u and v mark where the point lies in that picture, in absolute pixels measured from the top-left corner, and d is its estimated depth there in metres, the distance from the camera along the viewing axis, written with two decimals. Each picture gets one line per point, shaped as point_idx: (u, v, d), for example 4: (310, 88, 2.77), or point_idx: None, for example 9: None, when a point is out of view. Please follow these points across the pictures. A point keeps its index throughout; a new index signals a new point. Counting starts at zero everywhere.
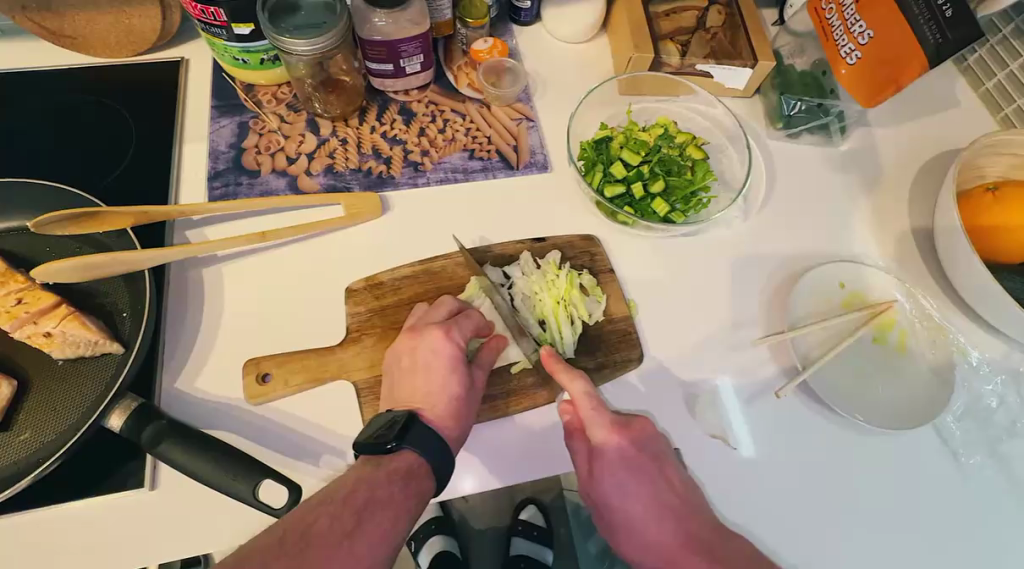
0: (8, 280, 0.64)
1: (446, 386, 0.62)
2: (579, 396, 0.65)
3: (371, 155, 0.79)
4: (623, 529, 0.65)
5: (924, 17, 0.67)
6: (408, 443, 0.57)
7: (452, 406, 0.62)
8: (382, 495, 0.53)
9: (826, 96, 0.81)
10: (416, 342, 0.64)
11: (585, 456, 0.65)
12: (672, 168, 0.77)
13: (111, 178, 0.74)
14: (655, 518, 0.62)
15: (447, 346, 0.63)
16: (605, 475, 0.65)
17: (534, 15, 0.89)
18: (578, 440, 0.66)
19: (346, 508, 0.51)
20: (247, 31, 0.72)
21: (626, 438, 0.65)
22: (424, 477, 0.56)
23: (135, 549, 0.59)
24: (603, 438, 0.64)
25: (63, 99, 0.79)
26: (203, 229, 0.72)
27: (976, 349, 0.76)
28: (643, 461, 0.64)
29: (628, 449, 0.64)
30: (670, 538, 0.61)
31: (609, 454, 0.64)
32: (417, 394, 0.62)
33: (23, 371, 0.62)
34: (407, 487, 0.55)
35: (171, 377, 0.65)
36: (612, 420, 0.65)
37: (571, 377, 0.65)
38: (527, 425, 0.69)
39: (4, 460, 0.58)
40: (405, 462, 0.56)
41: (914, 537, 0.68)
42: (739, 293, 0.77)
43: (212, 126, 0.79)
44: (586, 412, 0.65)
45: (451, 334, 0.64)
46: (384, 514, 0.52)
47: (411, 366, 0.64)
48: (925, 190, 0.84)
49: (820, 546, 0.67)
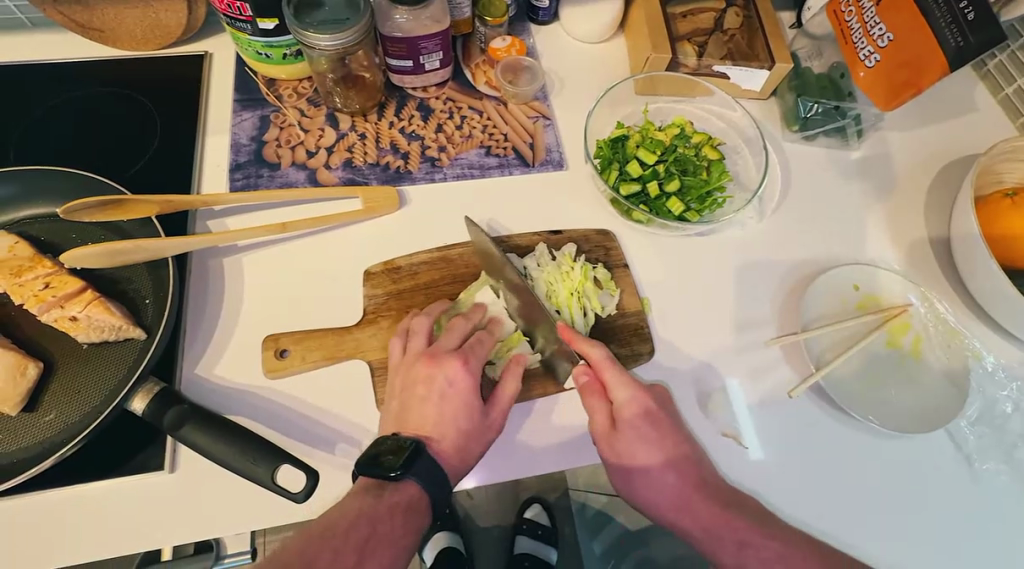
0: (36, 265, 0.65)
1: (458, 420, 0.62)
2: (600, 360, 0.65)
3: (389, 150, 0.80)
4: (637, 486, 0.65)
5: (945, 20, 0.67)
6: (411, 475, 0.57)
7: (460, 439, 0.62)
8: (383, 530, 0.54)
9: (843, 98, 0.81)
10: (434, 369, 0.63)
11: (605, 417, 0.65)
12: (687, 168, 0.78)
13: (136, 168, 0.76)
14: (673, 471, 0.64)
15: (463, 376, 0.64)
16: (626, 434, 0.64)
17: (552, 14, 0.90)
18: (596, 401, 0.66)
19: (348, 543, 0.53)
20: (271, 26, 0.74)
21: (647, 396, 0.65)
22: (423, 510, 0.58)
23: (153, 531, 0.60)
24: (625, 397, 0.64)
25: (89, 90, 0.81)
26: (224, 219, 0.74)
27: (992, 354, 0.75)
28: (663, 418, 0.65)
29: (649, 406, 0.65)
30: (686, 485, 0.63)
31: (631, 415, 0.64)
32: (427, 422, 0.62)
33: (49, 353, 0.64)
34: (407, 521, 0.56)
35: (191, 363, 0.67)
36: (632, 379, 0.65)
37: (591, 344, 0.65)
38: (529, 422, 0.69)
39: (29, 439, 0.60)
40: (405, 496, 0.57)
41: (926, 544, 0.68)
42: (750, 293, 0.77)
43: (234, 119, 0.80)
44: (608, 373, 0.65)
45: (468, 363, 0.65)
46: (382, 551, 0.54)
47: (425, 394, 0.63)
48: (941, 196, 0.84)
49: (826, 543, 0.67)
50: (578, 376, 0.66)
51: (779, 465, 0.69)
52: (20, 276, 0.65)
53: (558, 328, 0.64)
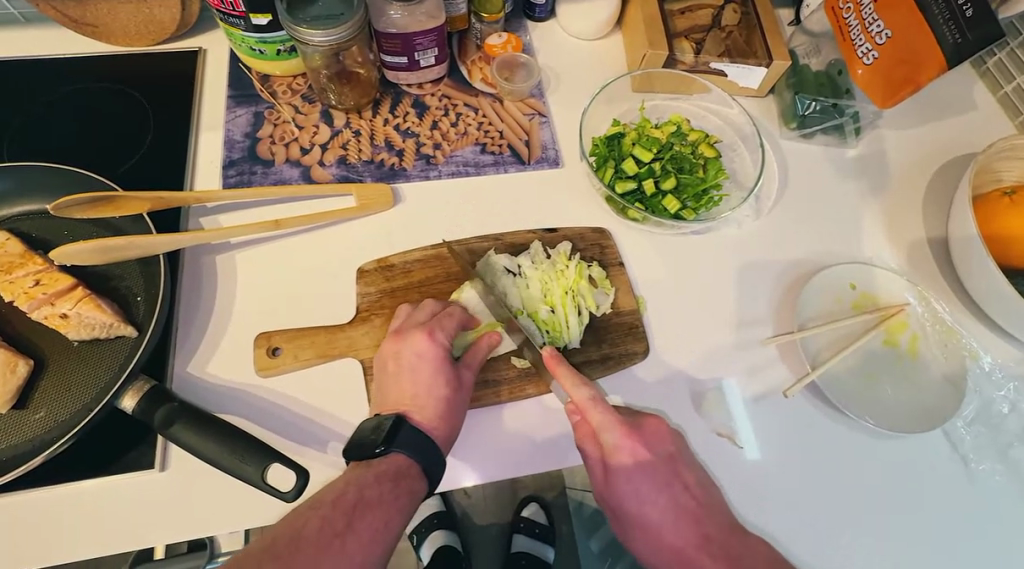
0: (27, 262, 0.65)
1: (431, 389, 0.63)
2: (582, 401, 0.63)
3: (383, 147, 0.79)
4: (636, 528, 0.66)
5: (943, 17, 0.66)
6: (396, 446, 0.57)
7: (441, 407, 0.62)
8: (372, 495, 0.53)
9: (841, 96, 0.81)
10: (400, 344, 0.64)
11: (598, 460, 0.65)
12: (683, 166, 0.77)
13: (129, 165, 0.75)
14: (672, 521, 0.63)
15: (431, 348, 0.64)
16: (619, 478, 0.65)
17: (548, 11, 0.89)
18: (588, 442, 0.65)
19: (337, 509, 0.51)
20: (264, 21, 0.73)
21: (640, 441, 0.64)
22: (415, 477, 0.57)
23: (144, 529, 0.59)
24: (615, 444, 0.63)
25: (82, 86, 0.80)
26: (217, 216, 0.73)
27: (989, 354, 0.75)
28: (659, 466, 0.64)
29: (642, 454, 0.64)
30: (686, 539, 0.63)
31: (623, 460, 0.64)
32: (405, 397, 0.63)
33: (40, 350, 0.63)
34: (397, 487, 0.56)
35: (183, 361, 0.66)
36: (622, 424, 0.64)
37: (576, 383, 0.64)
38: (521, 417, 0.68)
39: (19, 437, 0.59)
40: (393, 465, 0.57)
41: (922, 545, 0.67)
42: (747, 292, 0.77)
43: (228, 116, 0.80)
44: (594, 416, 0.63)
45: (434, 335, 0.65)
46: (375, 514, 0.52)
47: (395, 368, 0.64)
48: (940, 194, 0.83)
49: (823, 539, 0.67)
50: (572, 415, 0.66)
51: (777, 465, 0.69)
52: (11, 272, 0.64)
53: (546, 357, 0.64)
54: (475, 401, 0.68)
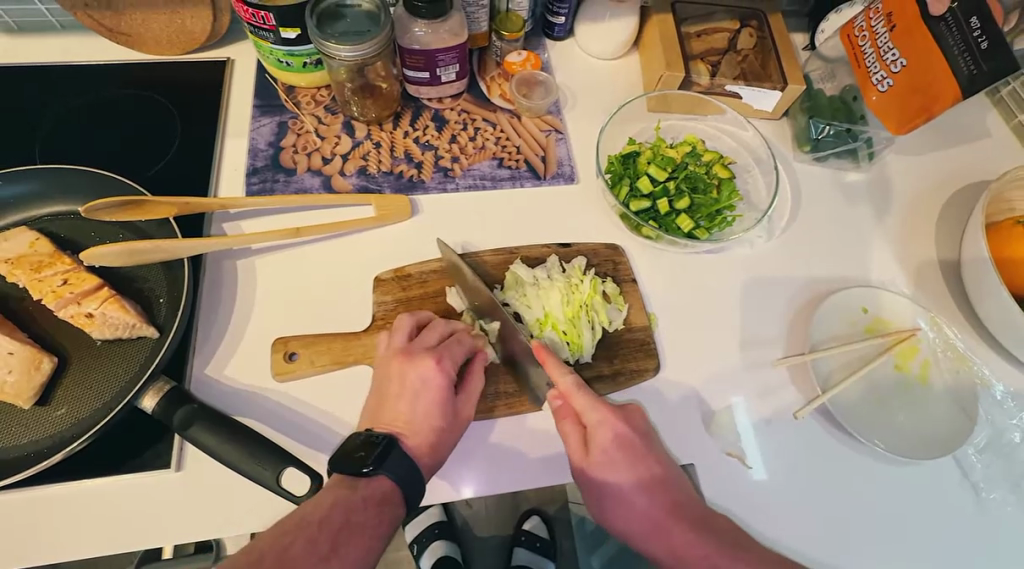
0: (55, 262, 0.67)
1: (431, 417, 0.62)
2: (568, 387, 0.64)
3: (403, 159, 0.81)
4: (611, 503, 0.63)
5: (959, 48, 0.67)
6: (385, 469, 0.56)
7: (434, 438, 0.62)
8: (357, 521, 0.53)
9: (855, 121, 0.82)
10: (406, 367, 0.63)
11: (578, 440, 0.64)
12: (698, 186, 0.79)
13: (155, 170, 0.78)
14: (646, 491, 0.61)
15: (438, 376, 0.63)
16: (599, 457, 0.62)
17: (567, 31, 0.91)
18: (569, 426, 0.65)
19: (323, 530, 0.51)
20: (293, 35, 0.75)
21: (619, 418, 0.64)
22: (397, 504, 0.57)
23: (155, 530, 0.60)
24: (598, 421, 0.63)
25: (114, 92, 0.83)
26: (239, 222, 0.75)
27: (1001, 382, 0.75)
28: (636, 442, 0.63)
29: (622, 432, 0.63)
30: (660, 513, 0.61)
31: (603, 435, 0.63)
32: (400, 418, 0.62)
33: (63, 348, 0.65)
34: (382, 513, 0.55)
35: (202, 363, 0.67)
36: (603, 403, 0.64)
37: (563, 371, 0.64)
38: (512, 431, 0.69)
39: (40, 433, 0.61)
40: (379, 489, 0.56)
41: (917, 559, 0.67)
42: (757, 312, 0.77)
43: (253, 125, 0.82)
44: (576, 397, 0.64)
45: (443, 364, 0.63)
46: (358, 541, 0.52)
47: (398, 391, 0.63)
48: (954, 220, 0.84)
49: (822, 560, 0.66)
50: (552, 402, 0.66)
51: (787, 492, 0.69)
52: (39, 272, 0.66)
53: (534, 347, 0.65)
54: (485, 412, 0.68)
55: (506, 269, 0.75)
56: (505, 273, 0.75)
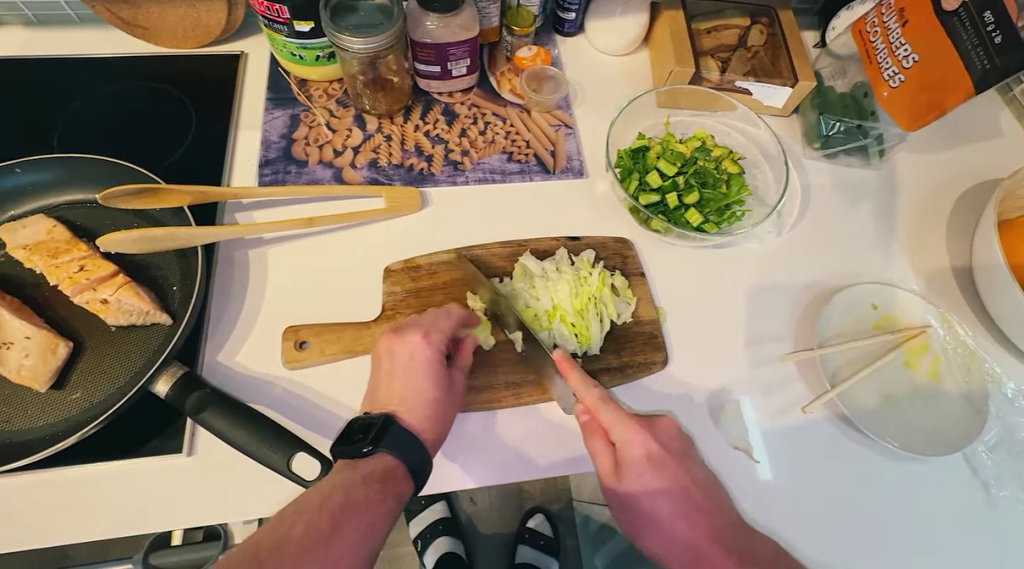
0: (72, 248, 0.68)
1: (422, 390, 0.62)
2: (592, 400, 0.63)
3: (413, 152, 0.82)
4: (646, 524, 0.62)
5: (972, 44, 0.67)
6: (383, 446, 0.57)
7: (430, 411, 0.62)
8: (359, 496, 0.53)
9: (865, 118, 0.81)
10: (394, 343, 0.64)
11: (609, 457, 0.63)
12: (707, 181, 0.78)
13: (170, 161, 0.79)
14: (682, 513, 0.60)
15: (425, 350, 0.63)
16: (632, 476, 0.62)
17: (577, 27, 0.91)
18: (598, 442, 0.64)
19: (321, 513, 0.50)
20: (306, 28, 0.76)
21: (652, 436, 0.63)
22: (400, 479, 0.57)
23: (166, 514, 0.61)
24: (628, 437, 0.62)
25: (129, 84, 0.84)
26: (252, 212, 0.76)
27: (1012, 381, 0.74)
28: (669, 459, 0.61)
29: (654, 448, 0.62)
30: (697, 535, 0.59)
31: (635, 453, 0.62)
32: (394, 396, 0.62)
33: (78, 333, 0.66)
34: (384, 488, 0.55)
35: (213, 350, 0.68)
36: (635, 419, 0.63)
37: (586, 382, 0.64)
38: (515, 423, 0.69)
39: (55, 416, 0.62)
40: (380, 465, 0.56)
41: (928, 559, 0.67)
42: (765, 309, 0.77)
43: (266, 117, 0.83)
44: (604, 414, 0.63)
45: (429, 337, 0.64)
46: (363, 515, 0.52)
47: (389, 368, 0.63)
48: (965, 219, 0.83)
49: (835, 559, 0.66)
50: (579, 415, 0.66)
51: (792, 490, 0.68)
52: (56, 258, 0.67)
53: (556, 355, 0.65)
54: (492, 403, 0.69)
55: (515, 261, 0.76)
56: (513, 265, 0.75)
